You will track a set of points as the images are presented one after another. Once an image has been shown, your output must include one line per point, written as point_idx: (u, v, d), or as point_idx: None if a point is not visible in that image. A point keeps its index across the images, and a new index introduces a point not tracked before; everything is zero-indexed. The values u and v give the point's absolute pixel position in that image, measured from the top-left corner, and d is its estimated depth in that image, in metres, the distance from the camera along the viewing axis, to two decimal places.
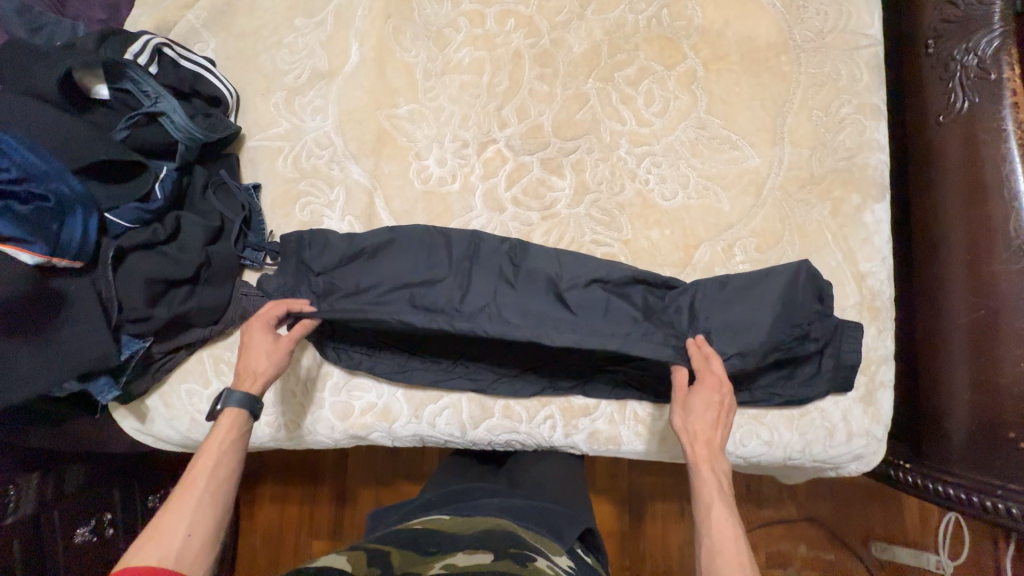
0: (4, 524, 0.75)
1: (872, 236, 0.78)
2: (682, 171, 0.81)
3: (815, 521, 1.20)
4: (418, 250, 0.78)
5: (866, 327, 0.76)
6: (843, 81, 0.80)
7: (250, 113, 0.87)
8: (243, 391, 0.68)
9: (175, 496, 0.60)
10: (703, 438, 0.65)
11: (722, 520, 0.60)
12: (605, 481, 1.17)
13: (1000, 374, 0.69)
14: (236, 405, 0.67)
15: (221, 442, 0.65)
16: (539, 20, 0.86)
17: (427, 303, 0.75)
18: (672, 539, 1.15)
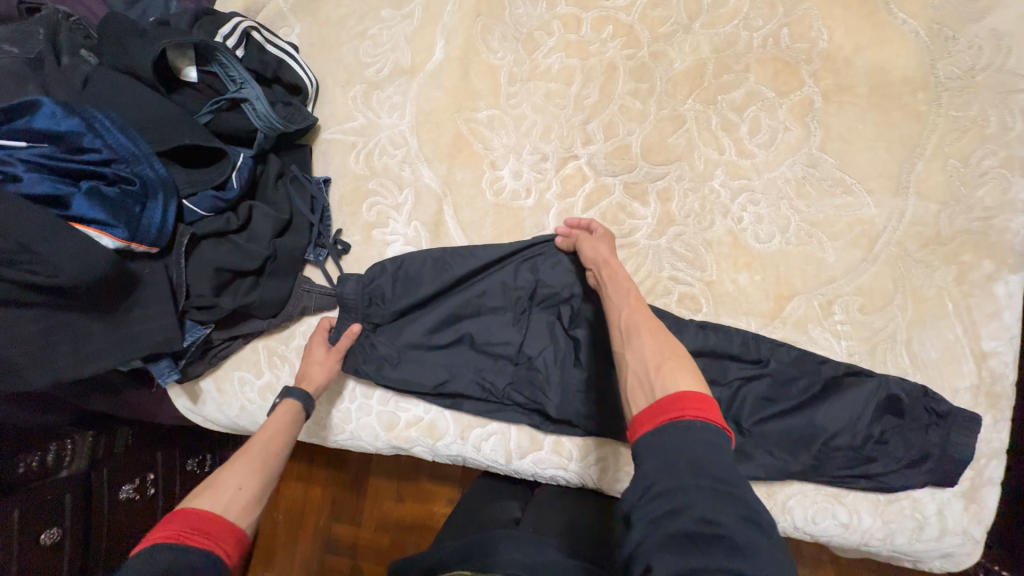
0: (58, 477, 0.73)
1: (1002, 310, 0.67)
2: (782, 212, 0.73)
3: None
4: (477, 293, 0.77)
5: (980, 416, 0.66)
6: (991, 129, 0.69)
7: (328, 104, 0.85)
8: (300, 390, 0.70)
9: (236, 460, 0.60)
10: (599, 259, 0.68)
11: (631, 303, 0.61)
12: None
13: None
14: (294, 397, 0.70)
15: (279, 425, 0.67)
16: (639, 30, 0.79)
17: (485, 355, 0.76)
18: None
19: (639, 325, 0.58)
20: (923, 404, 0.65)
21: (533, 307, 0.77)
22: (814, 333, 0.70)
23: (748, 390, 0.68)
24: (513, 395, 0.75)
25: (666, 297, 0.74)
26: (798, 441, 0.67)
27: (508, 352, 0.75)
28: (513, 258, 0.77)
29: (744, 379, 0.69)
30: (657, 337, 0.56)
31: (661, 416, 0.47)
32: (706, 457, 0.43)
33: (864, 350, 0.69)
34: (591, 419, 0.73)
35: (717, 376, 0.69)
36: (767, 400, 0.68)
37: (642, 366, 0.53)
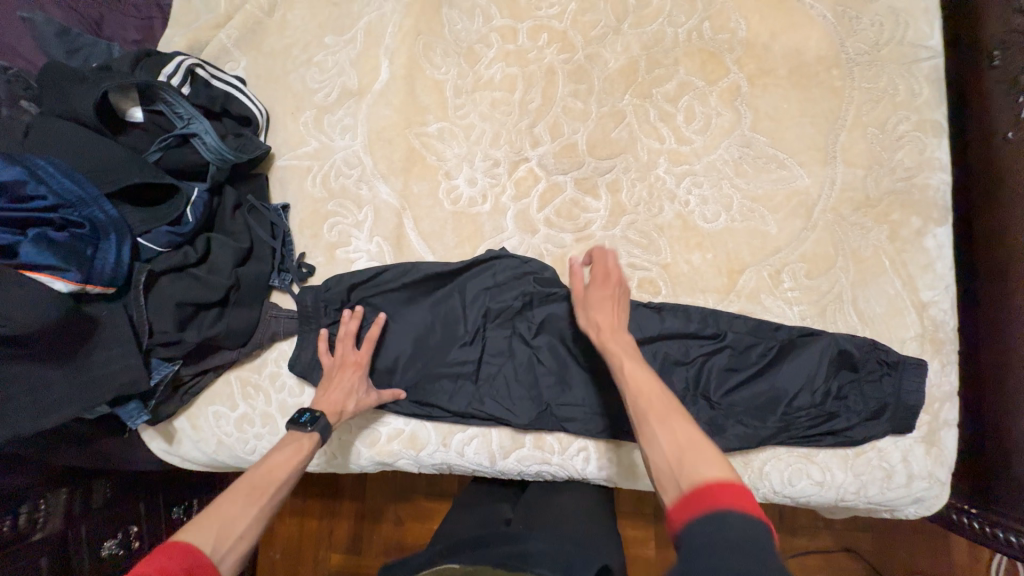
0: (31, 541, 0.70)
1: (934, 262, 0.72)
2: (724, 191, 0.77)
3: (853, 552, 1.19)
4: (434, 317, 0.78)
5: (928, 361, 0.71)
6: (901, 96, 0.75)
7: (280, 132, 0.87)
8: (327, 423, 0.69)
9: (248, 494, 0.60)
10: (597, 325, 0.67)
11: (638, 377, 0.61)
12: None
13: None
14: (319, 433, 0.68)
15: (296, 460, 0.65)
16: (572, 35, 0.84)
17: (445, 377, 0.77)
18: None
19: (650, 403, 0.57)
20: (872, 358, 0.69)
21: (488, 323, 0.77)
22: (767, 302, 0.74)
23: (714, 365, 0.71)
24: (478, 411, 0.76)
25: (627, 284, 0.77)
26: (761, 403, 0.70)
27: (468, 371, 0.77)
28: (463, 275, 0.78)
29: (705, 355, 0.72)
30: (671, 418, 0.56)
31: (697, 509, 0.46)
32: (753, 541, 0.42)
33: (815, 313, 0.72)
34: (566, 420, 0.76)
35: (680, 352, 0.72)
36: (733, 372, 0.71)
37: (661, 455, 0.53)
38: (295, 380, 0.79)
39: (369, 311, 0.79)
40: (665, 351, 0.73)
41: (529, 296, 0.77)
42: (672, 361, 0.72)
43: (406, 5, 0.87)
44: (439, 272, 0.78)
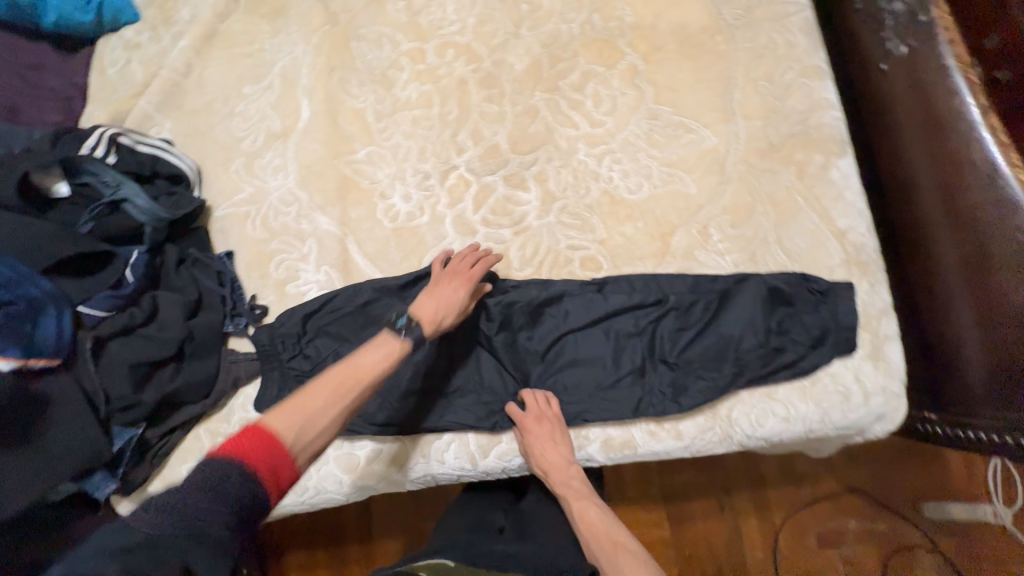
0: None
1: (843, 191, 0.77)
2: (642, 162, 0.82)
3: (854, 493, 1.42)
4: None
5: (857, 282, 0.75)
6: (781, 49, 0.82)
7: (214, 184, 0.88)
8: (422, 330, 0.66)
9: (332, 392, 0.57)
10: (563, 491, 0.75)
11: (593, 525, 0.72)
12: (636, 488, 1.43)
13: (1006, 300, 0.69)
14: (411, 339, 0.64)
15: (378, 367, 0.61)
16: (476, 46, 0.89)
17: (414, 394, 0.77)
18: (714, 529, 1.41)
19: (605, 548, 0.69)
20: (805, 290, 0.73)
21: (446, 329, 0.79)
22: (701, 257, 0.77)
23: (664, 331, 0.75)
24: (449, 418, 0.77)
25: (570, 265, 0.80)
26: (713, 352, 0.73)
27: (435, 382, 0.78)
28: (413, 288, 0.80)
29: (652, 321, 0.75)
30: (617, 554, 0.68)
31: None
32: None
33: (746, 259, 0.76)
34: None
35: (630, 325, 0.76)
36: (683, 334, 0.74)
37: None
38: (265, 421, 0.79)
39: (327, 340, 0.79)
40: (616, 327, 0.76)
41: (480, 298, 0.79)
42: (624, 335, 0.76)
43: (317, 47, 0.92)
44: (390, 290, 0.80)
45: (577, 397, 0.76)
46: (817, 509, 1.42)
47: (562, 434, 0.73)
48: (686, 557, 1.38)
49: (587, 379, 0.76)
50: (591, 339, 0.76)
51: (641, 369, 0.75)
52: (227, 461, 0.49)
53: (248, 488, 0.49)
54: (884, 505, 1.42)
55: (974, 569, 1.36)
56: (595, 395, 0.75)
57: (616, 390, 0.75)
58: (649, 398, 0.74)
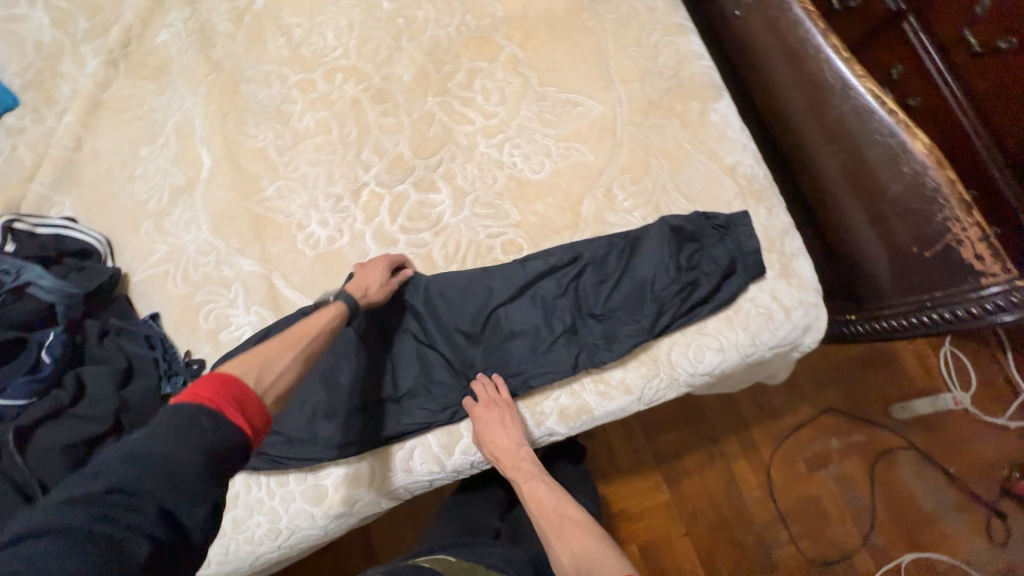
0: None
1: (725, 131, 0.83)
2: (540, 142, 0.85)
3: (831, 411, 1.48)
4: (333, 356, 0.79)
5: (755, 210, 0.80)
6: (643, 15, 0.88)
7: (126, 251, 0.87)
8: (348, 294, 0.73)
9: (280, 344, 0.64)
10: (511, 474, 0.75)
11: (543, 503, 0.72)
12: (629, 459, 1.45)
13: (885, 192, 0.75)
14: (337, 303, 0.71)
15: (321, 323, 0.68)
16: (362, 66, 0.92)
17: (364, 408, 0.78)
18: (709, 480, 1.43)
19: (552, 522, 0.69)
20: (705, 225, 0.78)
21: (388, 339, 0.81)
22: (612, 219, 0.81)
23: (588, 289, 0.78)
24: (403, 424, 0.78)
25: (492, 253, 0.83)
26: (635, 300, 0.76)
27: (386, 392, 0.79)
28: None
29: (576, 284, 0.78)
30: (564, 526, 0.67)
31: None
32: None
33: (651, 211, 0.80)
34: None
35: (557, 291, 0.78)
36: (605, 288, 0.77)
37: (566, 565, 0.64)
38: None
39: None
40: (544, 295, 0.78)
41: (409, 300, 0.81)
42: (554, 302, 0.78)
43: (206, 96, 0.92)
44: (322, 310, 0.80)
45: (521, 372, 0.78)
46: (801, 437, 1.46)
47: (512, 415, 0.76)
48: (691, 515, 1.40)
49: (532, 353, 0.78)
50: (523, 311, 0.79)
51: (575, 330, 0.77)
52: (195, 406, 0.52)
53: (219, 430, 0.51)
54: (859, 418, 1.47)
55: (950, 457, 1.44)
56: (537, 366, 0.78)
57: (555, 355, 0.77)
58: (588, 357, 0.77)
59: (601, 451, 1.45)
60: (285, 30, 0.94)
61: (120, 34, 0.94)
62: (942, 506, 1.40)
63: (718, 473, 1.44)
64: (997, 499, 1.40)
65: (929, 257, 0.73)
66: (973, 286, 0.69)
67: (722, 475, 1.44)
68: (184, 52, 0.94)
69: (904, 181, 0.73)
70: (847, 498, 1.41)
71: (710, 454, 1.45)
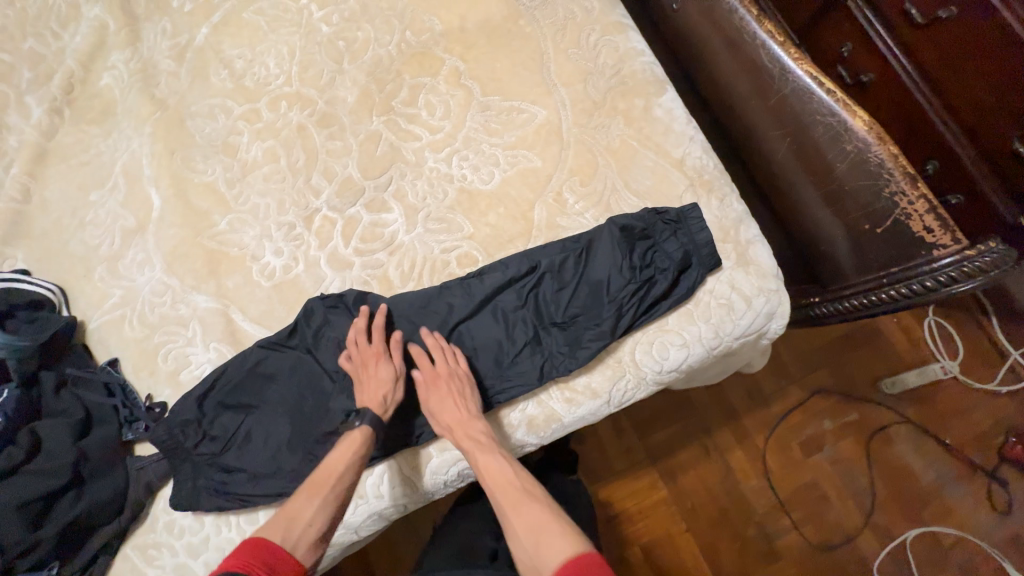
0: None
1: (670, 125, 0.83)
2: (487, 152, 0.85)
3: (823, 392, 1.44)
4: (299, 386, 0.79)
5: (706, 202, 0.80)
6: (580, 16, 0.88)
7: (81, 298, 0.86)
8: (372, 415, 0.70)
9: (306, 494, 0.65)
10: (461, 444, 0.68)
11: (498, 475, 0.64)
12: (622, 459, 1.39)
13: (834, 171, 0.75)
14: (363, 428, 0.69)
15: (346, 456, 0.67)
16: (306, 91, 0.91)
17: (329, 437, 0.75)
18: (706, 473, 1.38)
19: (509, 496, 0.61)
20: (655, 220, 0.77)
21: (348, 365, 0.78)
22: (563, 223, 0.80)
23: (544, 294, 0.77)
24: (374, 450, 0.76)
25: (448, 268, 0.82)
26: (595, 303, 0.75)
27: (349, 418, 0.75)
28: (300, 331, 0.80)
29: (533, 291, 0.77)
30: (521, 504, 0.61)
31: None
32: None
33: (602, 212, 0.80)
34: None
35: (514, 299, 0.77)
36: (562, 292, 0.76)
37: (518, 535, 0.58)
38: (191, 516, 0.76)
39: (230, 414, 0.78)
40: (501, 304, 0.77)
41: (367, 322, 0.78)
42: (512, 311, 0.77)
43: (152, 135, 0.91)
44: (280, 341, 0.79)
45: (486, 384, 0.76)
46: (793, 420, 1.43)
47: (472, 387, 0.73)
48: (690, 509, 1.35)
49: (494, 364, 0.77)
50: (483, 321, 0.78)
51: (537, 336, 0.76)
52: (236, 574, 0.55)
53: None
54: (852, 397, 1.44)
55: (948, 428, 1.40)
56: (502, 379, 0.76)
57: (519, 364, 0.76)
58: (551, 363, 0.76)
59: (593, 452, 1.40)
60: (227, 63, 0.94)
61: (61, 81, 0.93)
62: (943, 479, 1.37)
63: (716, 465, 1.39)
64: (996, 466, 1.37)
65: (882, 232, 0.72)
66: (927, 258, 0.69)
67: (720, 467, 1.39)
68: (128, 93, 0.93)
69: (849, 159, 0.73)
70: (846, 480, 1.38)
71: (704, 446, 1.40)
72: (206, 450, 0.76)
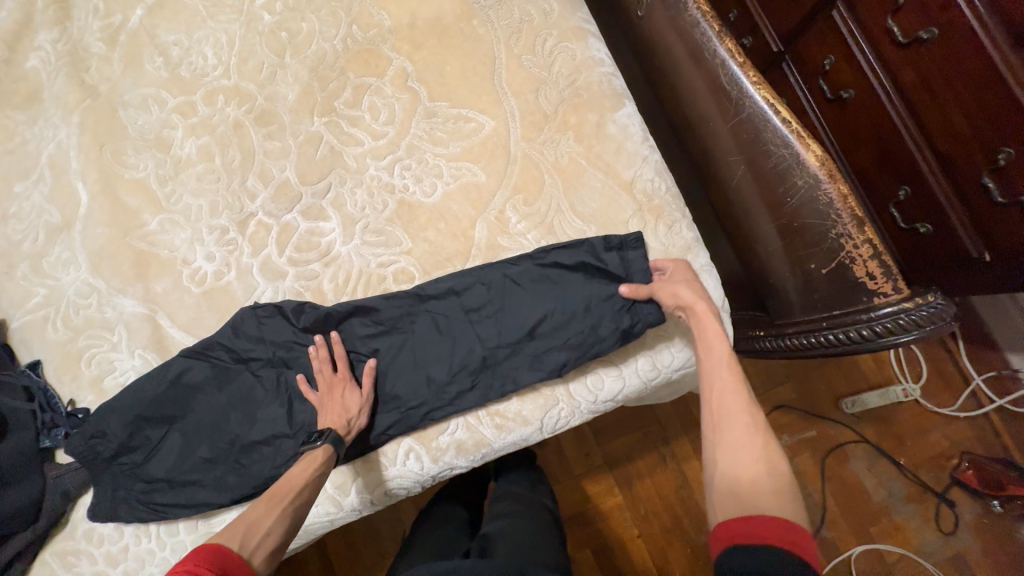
0: None
1: (623, 143, 0.79)
2: (431, 163, 0.81)
3: (785, 407, 1.37)
4: (228, 398, 0.75)
5: (653, 228, 0.77)
6: (537, 19, 0.83)
7: (2, 296, 0.83)
8: (338, 433, 0.68)
9: (266, 505, 0.62)
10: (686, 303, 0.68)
11: (716, 385, 0.61)
12: (578, 462, 1.30)
13: (786, 205, 0.71)
14: (330, 444, 0.67)
15: (309, 473, 0.65)
16: (245, 85, 0.86)
17: (258, 445, 0.74)
18: (664, 485, 1.29)
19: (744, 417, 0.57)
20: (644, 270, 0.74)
21: (282, 378, 0.76)
22: (505, 243, 0.77)
23: (486, 317, 0.74)
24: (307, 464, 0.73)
25: (384, 284, 0.79)
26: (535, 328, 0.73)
27: (280, 428, 0.74)
28: (229, 342, 0.75)
29: (473, 311, 0.75)
30: (735, 426, 0.57)
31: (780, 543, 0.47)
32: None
33: (545, 234, 0.77)
34: (392, 430, 0.74)
35: (455, 319, 0.75)
36: (506, 314, 0.74)
37: (733, 458, 0.54)
38: (110, 525, 0.75)
39: (151, 425, 0.74)
40: (442, 322, 0.75)
41: (300, 335, 0.76)
42: (453, 330, 0.75)
43: (80, 125, 0.86)
44: (206, 352, 0.75)
45: (425, 404, 0.74)
46: None
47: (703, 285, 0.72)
48: (644, 516, 1.27)
49: (431, 385, 0.74)
50: (424, 338, 0.75)
51: (475, 360, 0.73)
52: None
53: None
54: (809, 413, 1.37)
55: (903, 448, 1.34)
56: (441, 400, 0.74)
57: (456, 385, 0.74)
58: (483, 393, 0.74)
59: (553, 458, 1.30)
60: (162, 49, 0.88)
61: None
62: (893, 497, 1.31)
63: (675, 475, 1.30)
64: (945, 487, 1.31)
65: (827, 274, 0.70)
66: (868, 305, 0.67)
67: (680, 477, 1.30)
68: (55, 77, 0.88)
69: (800, 195, 0.69)
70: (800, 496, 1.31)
71: (663, 456, 1.31)
72: (127, 462, 0.74)
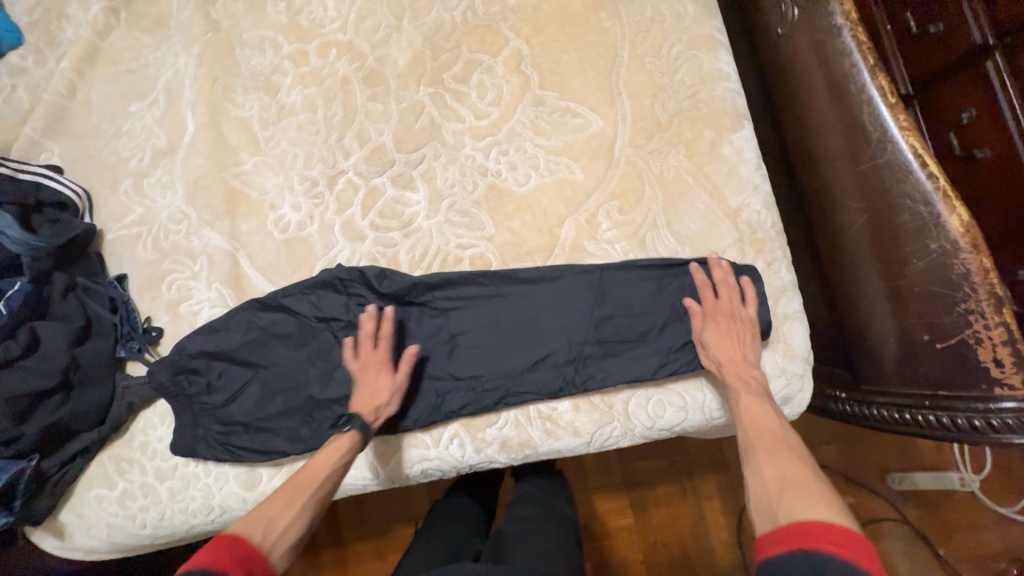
0: None
1: (736, 167, 0.74)
2: (529, 153, 0.79)
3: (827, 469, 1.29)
4: (306, 353, 0.76)
5: (752, 263, 0.73)
6: (668, 21, 0.78)
7: (103, 207, 0.87)
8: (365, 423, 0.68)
9: (291, 490, 0.63)
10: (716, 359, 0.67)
11: (759, 418, 0.62)
12: (598, 477, 1.27)
13: (908, 268, 0.66)
14: (352, 433, 0.68)
15: (332, 462, 0.66)
16: (359, 43, 0.86)
17: (331, 403, 0.75)
18: (682, 519, 1.24)
19: (768, 440, 0.58)
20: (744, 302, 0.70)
21: None
22: (591, 247, 0.75)
23: (560, 318, 0.73)
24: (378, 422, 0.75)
25: (459, 266, 0.77)
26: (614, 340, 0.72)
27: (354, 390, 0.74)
28: (315, 299, 0.77)
29: (550, 311, 0.73)
30: (775, 448, 0.58)
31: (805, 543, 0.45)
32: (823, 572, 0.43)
33: (636, 246, 0.74)
34: (451, 414, 0.73)
35: (529, 315, 0.73)
36: (585, 321, 0.72)
37: (765, 477, 0.55)
38: (165, 443, 0.79)
39: (234, 368, 0.77)
40: (515, 315, 0.74)
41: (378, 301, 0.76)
42: (526, 326, 0.73)
43: (199, 56, 0.88)
44: (290, 304, 0.77)
45: (487, 394, 0.73)
46: None
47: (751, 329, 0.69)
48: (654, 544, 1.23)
49: (495, 377, 0.73)
50: (496, 328, 0.74)
51: (544, 360, 0.72)
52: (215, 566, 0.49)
53: None
54: (853, 481, 1.28)
55: (948, 541, 1.24)
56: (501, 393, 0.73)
57: (519, 381, 0.72)
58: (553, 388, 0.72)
59: (574, 467, 1.28)
60: None
61: None
62: None
63: (693, 509, 1.25)
64: None
65: (940, 350, 0.64)
66: (984, 393, 0.62)
67: (698, 512, 1.24)
68: (184, 6, 0.90)
69: (929, 259, 0.63)
70: None
71: (685, 489, 1.25)
72: (206, 400, 0.76)
